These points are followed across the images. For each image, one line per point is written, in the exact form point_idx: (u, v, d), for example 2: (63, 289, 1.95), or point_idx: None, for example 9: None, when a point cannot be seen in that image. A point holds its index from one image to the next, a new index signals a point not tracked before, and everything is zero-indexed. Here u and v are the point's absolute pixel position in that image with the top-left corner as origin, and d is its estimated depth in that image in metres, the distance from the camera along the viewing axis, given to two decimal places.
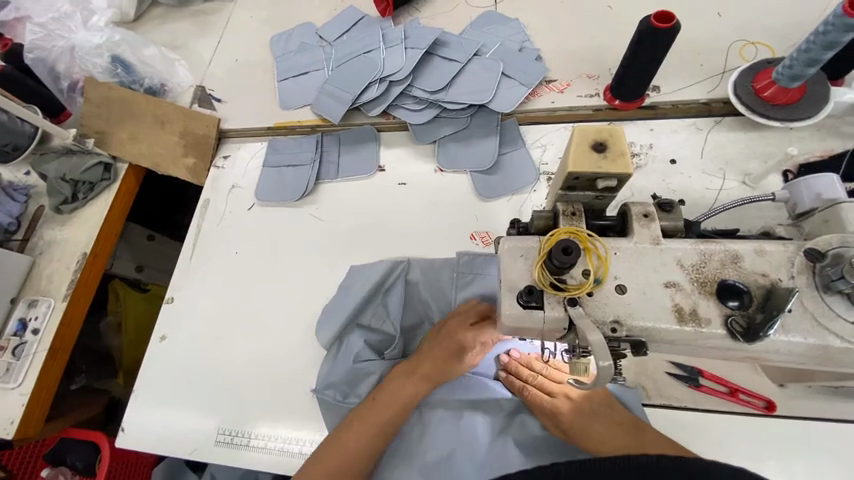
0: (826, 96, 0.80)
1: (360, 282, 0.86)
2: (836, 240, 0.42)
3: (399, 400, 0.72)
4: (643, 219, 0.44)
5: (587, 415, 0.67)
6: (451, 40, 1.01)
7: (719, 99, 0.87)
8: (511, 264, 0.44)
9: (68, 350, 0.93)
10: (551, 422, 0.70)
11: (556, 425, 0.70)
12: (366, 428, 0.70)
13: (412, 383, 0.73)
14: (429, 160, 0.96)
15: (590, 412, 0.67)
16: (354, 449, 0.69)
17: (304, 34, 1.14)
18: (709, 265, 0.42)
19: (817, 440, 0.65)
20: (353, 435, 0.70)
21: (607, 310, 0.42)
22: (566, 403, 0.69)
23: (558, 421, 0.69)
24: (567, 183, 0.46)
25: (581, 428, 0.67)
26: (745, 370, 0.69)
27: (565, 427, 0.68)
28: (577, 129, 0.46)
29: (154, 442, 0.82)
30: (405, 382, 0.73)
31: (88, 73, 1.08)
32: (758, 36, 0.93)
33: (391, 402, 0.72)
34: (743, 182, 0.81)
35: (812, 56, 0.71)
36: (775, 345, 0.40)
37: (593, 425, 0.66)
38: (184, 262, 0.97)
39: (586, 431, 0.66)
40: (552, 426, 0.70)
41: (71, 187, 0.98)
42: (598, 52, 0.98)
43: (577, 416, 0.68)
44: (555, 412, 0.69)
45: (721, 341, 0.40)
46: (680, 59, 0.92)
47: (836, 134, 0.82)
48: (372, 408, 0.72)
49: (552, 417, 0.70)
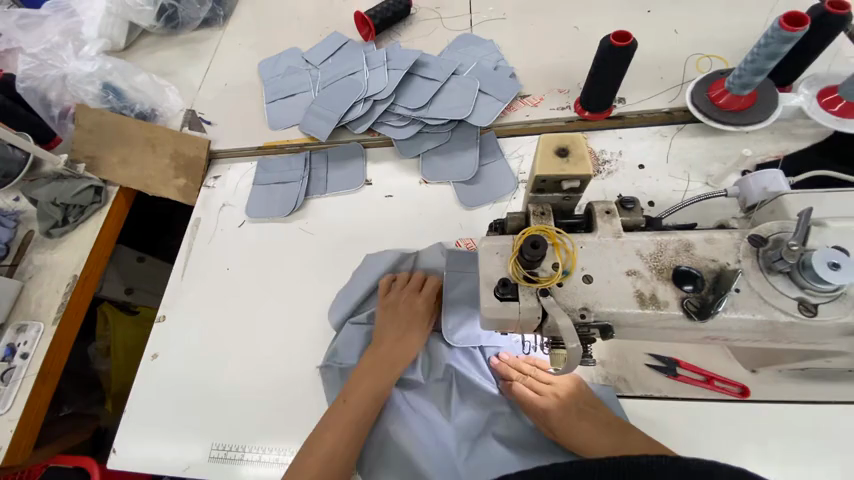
0: (774, 101, 0.87)
1: (351, 291, 0.90)
2: (776, 226, 0.47)
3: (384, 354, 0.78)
4: (605, 216, 0.49)
5: (574, 413, 0.69)
6: (430, 61, 1.07)
7: (680, 108, 0.94)
8: (488, 261, 0.48)
9: (57, 374, 0.92)
10: (541, 422, 0.72)
11: (544, 424, 0.72)
12: (368, 383, 0.75)
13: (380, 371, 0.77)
14: (413, 173, 1.01)
15: (577, 411, 0.69)
16: (358, 404, 0.73)
17: (291, 58, 1.20)
18: (665, 254, 0.46)
19: (790, 423, 0.69)
20: (358, 393, 0.74)
21: (576, 299, 0.45)
22: (554, 402, 0.71)
23: (546, 420, 0.71)
24: (535, 185, 0.50)
25: (567, 428, 0.69)
26: (720, 358, 0.73)
27: (554, 427, 0.70)
28: (542, 137, 0.50)
29: (146, 464, 0.82)
30: (375, 372, 0.77)
31: (79, 100, 1.11)
32: (711, 50, 1.01)
33: (380, 358, 0.78)
34: (706, 183, 0.87)
35: (758, 66, 0.78)
36: (727, 323, 0.43)
37: (580, 425, 0.69)
38: (175, 281, 0.98)
39: (572, 429, 0.69)
40: (542, 426, 0.73)
41: (61, 211, 1.00)
42: (568, 68, 1.05)
43: (564, 414, 0.70)
44: (544, 412, 0.71)
45: (679, 322, 0.44)
46: (642, 73, 0.99)
47: (787, 136, 0.89)
48: (366, 365, 0.78)
49: (541, 418, 0.72)
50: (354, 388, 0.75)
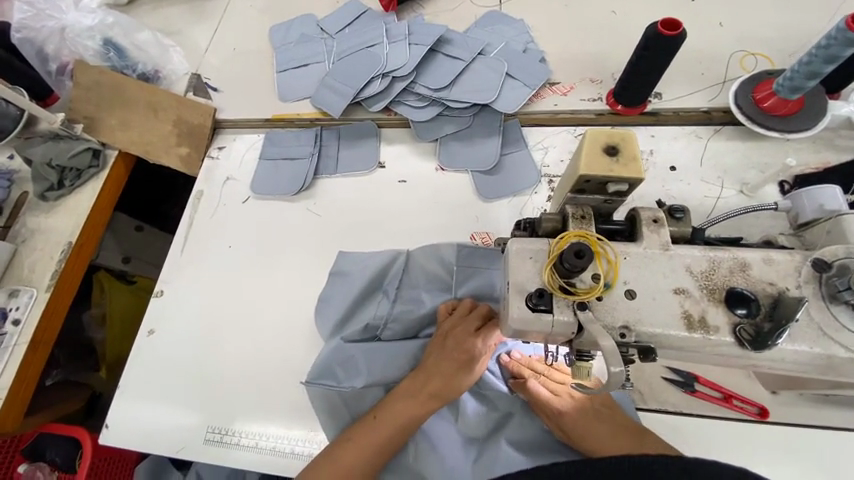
0: (824, 109, 0.81)
1: (358, 276, 0.85)
2: (842, 250, 0.44)
3: (425, 391, 0.71)
4: (652, 225, 0.46)
5: (590, 416, 0.68)
6: (455, 38, 1.00)
7: (719, 108, 0.88)
8: (520, 265, 0.45)
9: (49, 345, 0.89)
10: (554, 423, 0.71)
11: (555, 424, 0.71)
12: (403, 414, 0.70)
13: (415, 402, 0.71)
14: (430, 158, 0.95)
15: (593, 413, 0.69)
16: (388, 434, 0.70)
17: (305, 25, 1.12)
18: (718, 272, 0.44)
19: (809, 448, 0.66)
20: (389, 419, 0.70)
21: (617, 316, 0.43)
22: (571, 403, 0.71)
23: (560, 421, 0.70)
24: (577, 185, 0.46)
25: (581, 428, 0.68)
26: (739, 376, 0.70)
27: (567, 427, 0.69)
28: (589, 132, 0.45)
29: (138, 441, 0.80)
30: (413, 401, 0.71)
31: (78, 55, 1.04)
32: (758, 47, 0.94)
33: (419, 394, 0.71)
34: (740, 191, 0.82)
35: (813, 69, 0.72)
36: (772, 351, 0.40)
37: (596, 427, 0.68)
38: (174, 255, 0.94)
39: (588, 432, 0.68)
40: (554, 428, 0.71)
41: (57, 173, 0.94)
42: (602, 57, 0.98)
43: (579, 416, 0.69)
44: (560, 413, 0.70)
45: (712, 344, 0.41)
46: (682, 68, 0.93)
47: (831, 146, 0.83)
48: (391, 404, 0.72)
49: (554, 418, 0.70)
50: (384, 414, 0.71)
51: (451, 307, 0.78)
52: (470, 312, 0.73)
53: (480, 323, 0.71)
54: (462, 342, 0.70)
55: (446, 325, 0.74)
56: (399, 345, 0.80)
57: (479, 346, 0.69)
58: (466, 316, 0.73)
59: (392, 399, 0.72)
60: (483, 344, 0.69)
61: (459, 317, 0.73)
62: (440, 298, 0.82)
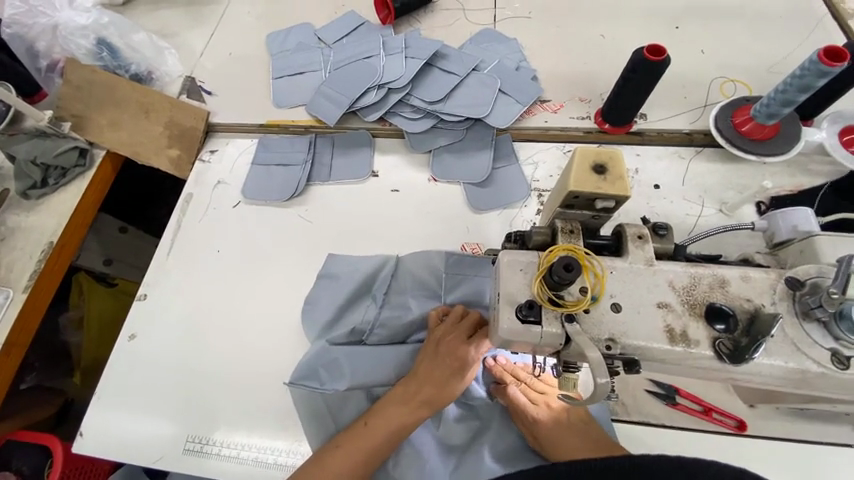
0: (798, 135, 0.86)
1: (348, 280, 0.85)
2: (814, 269, 0.46)
3: (416, 398, 0.71)
4: (637, 241, 0.47)
5: (564, 426, 0.70)
6: (451, 53, 1.03)
7: (701, 130, 0.92)
8: (511, 277, 0.46)
9: (23, 348, 0.86)
10: (526, 428, 0.73)
11: (530, 432, 0.72)
12: (392, 421, 0.70)
13: (405, 410, 0.70)
14: (422, 169, 0.97)
15: (567, 423, 0.71)
16: (377, 442, 0.69)
17: (303, 33, 1.14)
18: (699, 288, 0.45)
19: (785, 462, 0.68)
20: (379, 425, 0.70)
21: (603, 328, 0.44)
22: (547, 413, 0.72)
23: (534, 428, 0.72)
24: (566, 201, 0.47)
25: (554, 437, 0.70)
26: (718, 390, 0.72)
27: (540, 434, 0.71)
28: (579, 150, 0.47)
29: (115, 449, 0.77)
30: (403, 409, 0.71)
31: (69, 53, 1.03)
32: (737, 74, 0.99)
33: (411, 401, 0.71)
34: (720, 210, 0.85)
35: (787, 97, 0.76)
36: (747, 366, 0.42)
37: (569, 437, 0.69)
38: (159, 258, 0.92)
39: (561, 441, 0.69)
40: (529, 435, 0.73)
41: (41, 172, 0.92)
42: (591, 77, 1.02)
43: (554, 426, 0.71)
44: (536, 421, 0.72)
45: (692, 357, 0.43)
46: (666, 91, 0.97)
47: (805, 171, 0.87)
48: (381, 410, 0.71)
49: (529, 424, 0.72)
50: (374, 421, 0.70)
51: (443, 313, 0.77)
52: (461, 320, 0.73)
53: (472, 330, 0.71)
54: (455, 348, 0.70)
55: (437, 331, 0.74)
56: (385, 349, 0.79)
57: (472, 353, 0.69)
58: (458, 323, 0.73)
59: (381, 406, 0.72)
60: (475, 352, 0.70)
61: (451, 325, 0.73)
62: (428, 306, 0.82)
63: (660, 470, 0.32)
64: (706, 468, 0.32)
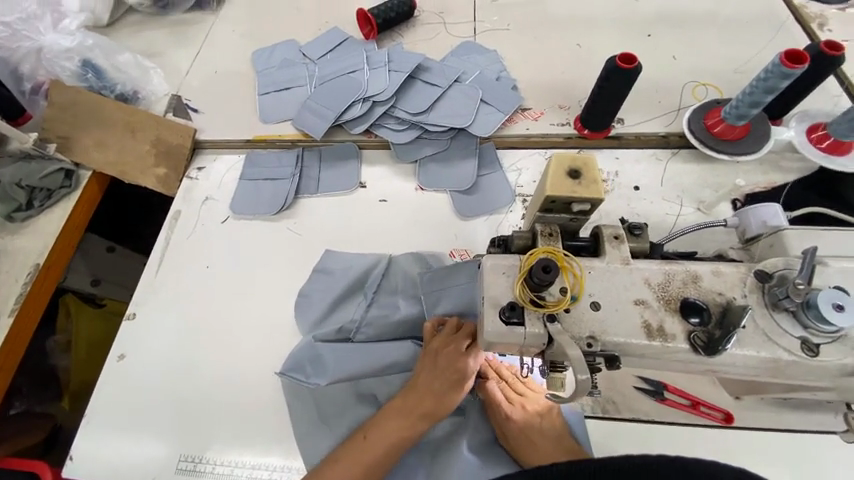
0: (767, 134, 0.90)
1: (341, 276, 0.87)
2: (782, 262, 0.48)
3: (416, 411, 0.70)
4: (613, 241, 0.49)
5: (536, 428, 0.72)
6: (433, 66, 1.05)
7: (676, 133, 0.96)
8: (493, 280, 0.48)
9: (9, 373, 0.84)
10: (498, 425, 0.74)
11: (501, 428, 0.74)
12: (391, 434, 0.69)
13: (404, 422, 0.70)
14: (409, 178, 0.98)
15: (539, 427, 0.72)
16: (378, 454, 0.69)
17: (288, 50, 1.16)
18: (673, 284, 0.47)
19: (771, 451, 0.70)
20: (378, 438, 0.69)
21: (583, 327, 0.46)
22: (521, 413, 0.74)
23: (506, 425, 0.73)
24: (544, 205, 0.49)
25: (524, 437, 0.71)
26: (704, 383, 0.73)
27: (509, 432, 0.73)
28: (554, 156, 0.49)
29: (105, 472, 0.76)
30: (402, 422, 0.70)
31: (54, 76, 1.04)
32: (708, 79, 1.04)
33: (410, 414, 0.70)
34: (698, 208, 0.88)
35: (754, 99, 0.80)
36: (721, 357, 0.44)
37: (538, 440, 0.71)
38: (148, 276, 0.92)
39: (530, 442, 0.71)
40: (499, 433, 0.74)
41: (26, 194, 0.91)
42: (569, 85, 1.05)
43: (526, 425, 0.72)
44: (508, 419, 0.73)
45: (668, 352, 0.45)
46: (641, 96, 1.01)
47: (776, 168, 0.91)
48: (380, 425, 0.70)
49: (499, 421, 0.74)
50: (373, 435, 0.70)
51: (439, 323, 0.75)
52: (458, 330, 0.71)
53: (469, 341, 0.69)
54: (455, 361, 0.68)
55: (434, 343, 0.72)
56: (371, 345, 0.80)
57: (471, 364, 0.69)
58: (454, 334, 0.71)
59: (379, 419, 0.71)
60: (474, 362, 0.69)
61: (447, 336, 0.71)
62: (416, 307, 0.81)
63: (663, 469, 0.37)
64: (702, 468, 0.37)
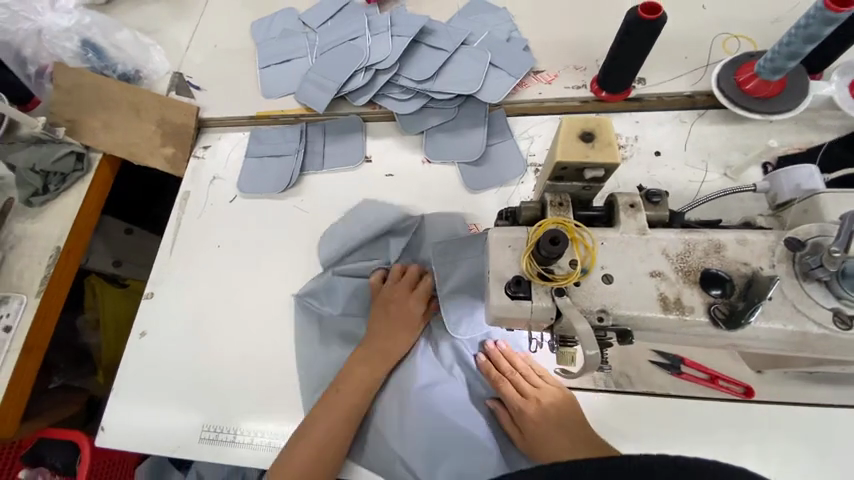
0: (806, 89, 0.82)
1: (371, 223, 0.89)
2: (816, 229, 0.44)
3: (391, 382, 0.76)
4: (629, 210, 0.46)
5: (550, 423, 0.68)
6: (438, 28, 0.99)
7: (703, 91, 0.88)
8: (499, 254, 0.46)
9: (42, 350, 0.89)
10: (511, 417, 0.72)
11: (515, 423, 0.72)
12: (359, 383, 0.75)
13: (367, 369, 0.76)
14: (416, 150, 0.95)
15: (556, 421, 0.68)
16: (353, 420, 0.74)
17: (287, 19, 1.11)
18: (694, 254, 0.44)
19: (792, 424, 0.68)
20: (345, 387, 0.75)
21: (594, 300, 0.44)
22: (534, 407, 0.70)
23: (519, 418, 0.71)
24: (555, 173, 0.46)
25: (537, 433, 0.68)
26: (724, 356, 0.71)
27: (524, 426, 0.70)
28: (565, 118, 0.45)
29: (135, 441, 0.81)
30: (366, 368, 0.76)
31: (57, 57, 1.03)
32: (742, 29, 0.94)
33: (371, 359, 0.76)
34: (724, 174, 0.82)
35: (793, 50, 0.72)
36: (741, 331, 0.42)
37: (554, 434, 0.67)
38: (163, 256, 0.94)
39: (543, 436, 0.67)
40: (513, 425, 0.72)
41: (41, 178, 0.93)
42: (585, 43, 0.98)
43: (541, 420, 0.68)
44: (521, 412, 0.70)
45: (683, 326, 0.43)
46: (666, 52, 0.92)
47: (815, 126, 0.83)
48: (347, 375, 0.76)
49: (514, 414, 0.72)
50: (343, 383, 0.75)
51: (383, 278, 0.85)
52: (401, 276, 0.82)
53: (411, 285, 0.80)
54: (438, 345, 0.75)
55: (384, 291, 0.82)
56: None
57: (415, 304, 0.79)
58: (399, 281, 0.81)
59: (348, 369, 0.77)
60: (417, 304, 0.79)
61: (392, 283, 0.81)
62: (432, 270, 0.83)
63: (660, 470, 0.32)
64: (706, 469, 0.31)
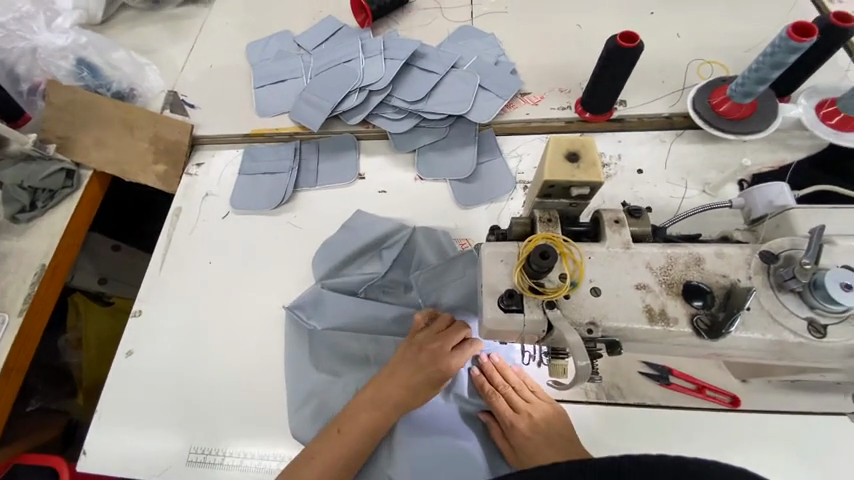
0: (775, 111, 0.87)
1: (363, 234, 0.90)
2: (788, 242, 0.47)
3: (387, 402, 0.72)
4: (614, 225, 0.48)
5: (541, 438, 0.68)
6: (429, 52, 1.03)
7: (680, 113, 0.93)
8: (492, 268, 0.47)
9: (22, 371, 0.86)
10: (502, 432, 0.73)
11: (506, 437, 0.72)
12: (366, 425, 0.71)
13: (376, 413, 0.71)
14: (409, 168, 0.97)
15: (547, 435, 0.68)
16: (351, 446, 0.70)
17: (282, 42, 1.14)
18: (676, 267, 0.46)
19: (778, 434, 0.69)
20: (351, 429, 0.70)
21: (584, 313, 0.45)
22: (526, 421, 0.70)
23: (510, 433, 0.71)
24: (543, 191, 0.48)
25: (529, 447, 0.68)
26: (710, 367, 0.73)
27: (515, 441, 0.70)
28: (552, 139, 0.48)
29: (118, 466, 0.78)
30: (377, 412, 0.71)
31: (50, 75, 1.04)
32: (714, 56, 1.00)
33: (384, 404, 0.71)
34: (703, 190, 0.86)
35: (761, 75, 0.77)
36: (722, 340, 0.44)
37: (545, 449, 0.67)
38: (153, 273, 0.93)
39: (534, 451, 0.68)
40: (504, 441, 0.72)
41: (29, 195, 0.92)
42: (569, 67, 1.03)
43: (532, 434, 0.69)
44: (513, 426, 0.71)
45: (668, 336, 0.45)
46: (644, 77, 0.98)
47: (785, 146, 0.88)
48: (354, 416, 0.71)
49: (505, 429, 0.72)
50: (348, 425, 0.71)
51: (429, 317, 0.77)
52: (448, 327, 0.74)
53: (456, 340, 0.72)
54: (437, 358, 0.71)
55: (420, 338, 0.74)
56: (376, 302, 0.86)
57: (455, 360, 0.71)
58: (443, 331, 0.73)
59: (354, 409, 0.72)
60: (458, 359, 0.72)
61: (436, 332, 0.74)
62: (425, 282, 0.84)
63: (662, 470, 0.32)
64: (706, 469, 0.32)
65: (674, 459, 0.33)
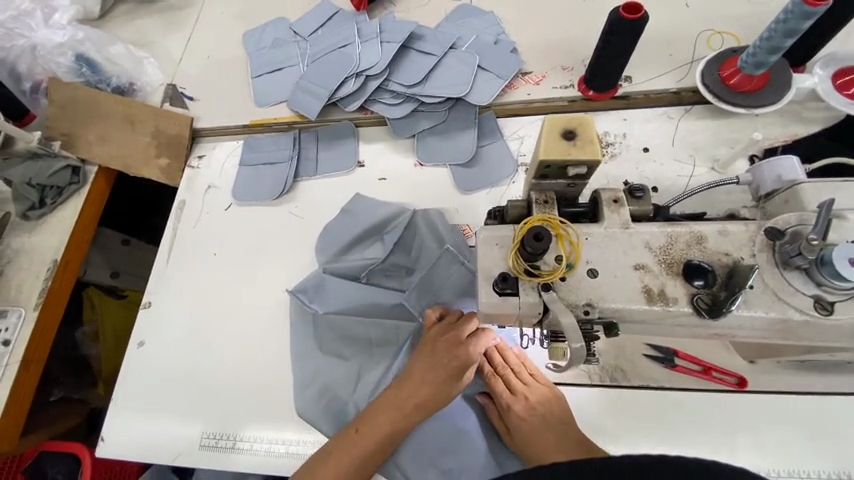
0: (789, 83, 0.83)
1: (364, 218, 0.90)
2: (795, 218, 0.46)
3: (408, 403, 0.71)
4: (613, 205, 0.47)
5: (536, 421, 0.69)
6: (427, 33, 1.01)
7: (689, 88, 0.90)
8: (488, 252, 0.47)
9: (42, 362, 0.89)
10: (498, 412, 0.74)
11: (501, 418, 0.73)
12: (385, 426, 0.71)
13: (395, 413, 0.71)
14: (408, 154, 0.96)
15: (543, 419, 0.69)
16: (369, 447, 0.70)
17: (278, 29, 1.12)
18: (675, 247, 0.45)
19: (787, 414, 0.68)
20: (369, 429, 0.70)
21: (580, 294, 0.45)
22: (522, 404, 0.71)
23: (505, 414, 0.72)
24: (539, 171, 0.47)
25: (525, 430, 0.69)
26: (716, 349, 0.71)
27: (511, 423, 0.71)
28: (548, 117, 0.46)
29: (136, 452, 0.81)
30: (395, 413, 0.71)
31: (51, 73, 1.04)
32: (724, 26, 0.96)
33: (403, 405, 0.71)
34: (712, 168, 0.84)
35: (773, 44, 0.74)
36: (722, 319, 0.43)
37: (541, 431, 0.68)
38: (160, 267, 0.94)
39: (529, 433, 0.69)
40: (501, 422, 0.73)
41: (38, 192, 0.94)
42: (572, 43, 0.99)
43: (528, 417, 0.70)
44: (509, 408, 0.72)
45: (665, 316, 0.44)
46: (651, 50, 0.94)
47: (799, 119, 0.85)
48: (372, 415, 0.72)
49: (501, 411, 0.73)
50: (365, 426, 0.71)
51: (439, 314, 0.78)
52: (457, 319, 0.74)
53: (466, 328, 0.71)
54: (453, 348, 0.71)
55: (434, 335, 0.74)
56: (378, 287, 0.85)
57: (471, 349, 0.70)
58: (454, 324, 0.74)
59: (372, 413, 0.72)
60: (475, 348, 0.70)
61: (447, 325, 0.74)
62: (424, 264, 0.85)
63: (663, 469, 0.32)
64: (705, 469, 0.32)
65: (676, 458, 0.32)
